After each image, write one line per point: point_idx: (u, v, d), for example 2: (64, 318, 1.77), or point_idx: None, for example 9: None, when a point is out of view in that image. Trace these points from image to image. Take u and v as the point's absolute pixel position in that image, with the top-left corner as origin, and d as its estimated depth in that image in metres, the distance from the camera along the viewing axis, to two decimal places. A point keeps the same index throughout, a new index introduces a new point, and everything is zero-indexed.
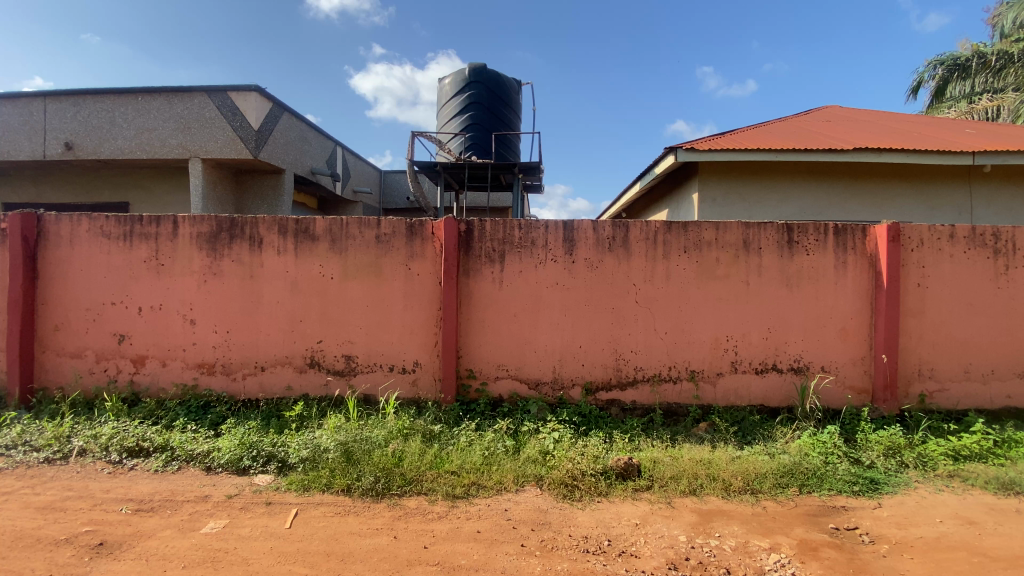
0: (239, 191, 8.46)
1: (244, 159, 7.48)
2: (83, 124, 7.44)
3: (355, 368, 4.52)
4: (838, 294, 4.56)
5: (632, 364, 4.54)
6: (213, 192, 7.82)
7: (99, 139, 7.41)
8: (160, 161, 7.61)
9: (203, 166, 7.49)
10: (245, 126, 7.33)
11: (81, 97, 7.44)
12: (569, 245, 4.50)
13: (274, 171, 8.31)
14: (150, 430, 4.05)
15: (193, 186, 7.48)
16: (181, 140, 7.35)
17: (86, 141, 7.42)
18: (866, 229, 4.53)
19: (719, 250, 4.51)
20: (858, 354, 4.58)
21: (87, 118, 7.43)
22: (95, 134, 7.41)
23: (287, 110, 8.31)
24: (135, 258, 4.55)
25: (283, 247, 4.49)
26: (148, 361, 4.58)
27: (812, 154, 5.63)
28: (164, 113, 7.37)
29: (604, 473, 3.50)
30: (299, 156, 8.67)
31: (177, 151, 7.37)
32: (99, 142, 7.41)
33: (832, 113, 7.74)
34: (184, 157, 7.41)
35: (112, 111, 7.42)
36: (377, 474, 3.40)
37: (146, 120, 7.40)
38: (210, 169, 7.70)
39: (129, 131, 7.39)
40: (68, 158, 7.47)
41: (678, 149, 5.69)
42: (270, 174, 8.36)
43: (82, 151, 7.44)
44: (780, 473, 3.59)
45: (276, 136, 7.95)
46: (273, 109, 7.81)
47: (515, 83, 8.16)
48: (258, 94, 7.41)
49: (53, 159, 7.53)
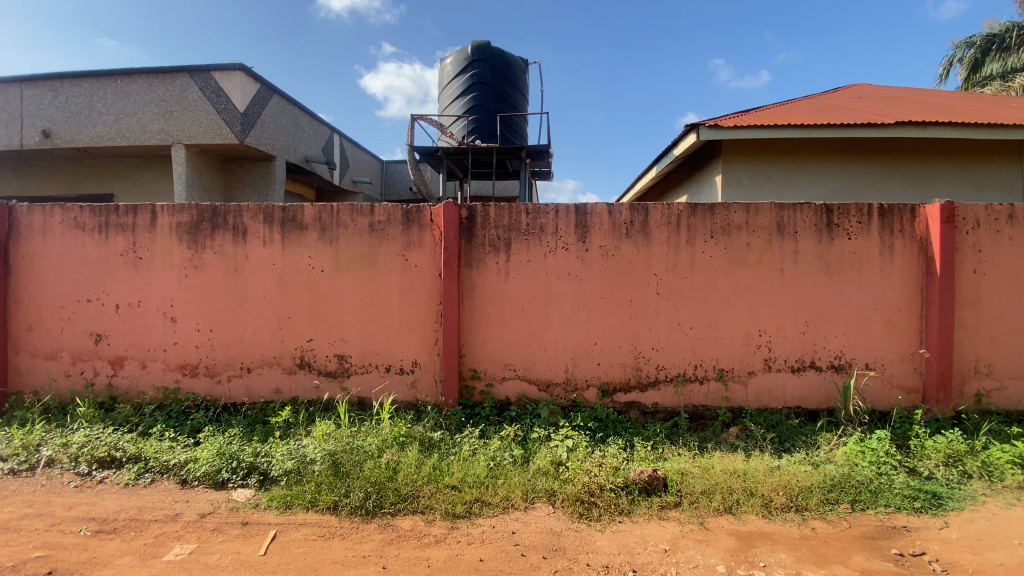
0: (232, 181, 8.12)
1: (231, 145, 7.11)
2: (61, 110, 7.14)
3: (348, 369, 4.13)
4: (883, 283, 4.07)
5: (653, 363, 4.09)
6: (200, 181, 7.51)
7: (79, 126, 7.11)
8: (144, 149, 7.29)
9: (186, 152, 7.15)
10: (229, 108, 6.94)
11: (58, 82, 7.15)
12: (582, 231, 4.06)
13: (264, 158, 7.96)
14: (123, 438, 3.70)
15: (176, 174, 7.16)
16: (163, 125, 7.02)
17: (65, 128, 7.13)
18: (915, 210, 4.05)
19: (750, 234, 4.04)
20: (907, 350, 4.09)
21: (65, 104, 7.14)
22: (73, 120, 7.11)
23: (278, 93, 7.91)
24: (112, 252, 4.22)
25: (270, 237, 4.12)
26: (127, 362, 4.24)
27: (849, 129, 5.12)
28: (146, 96, 7.03)
29: (625, 488, 3.06)
30: (292, 142, 8.30)
31: (160, 136, 7.04)
32: (78, 129, 7.11)
33: (862, 89, 7.17)
34: (167, 144, 7.07)
35: (90, 96, 7.10)
36: (367, 490, 3.00)
37: (126, 104, 7.06)
38: (195, 156, 7.36)
39: (110, 117, 7.07)
40: (46, 147, 7.21)
41: (701, 125, 5.20)
42: (261, 161, 8.01)
43: (60, 139, 7.16)
44: (827, 486, 3.13)
45: (265, 120, 7.55)
46: (261, 91, 7.39)
47: (521, 61, 7.71)
48: (243, 74, 6.99)
49: (32, 148, 7.27)
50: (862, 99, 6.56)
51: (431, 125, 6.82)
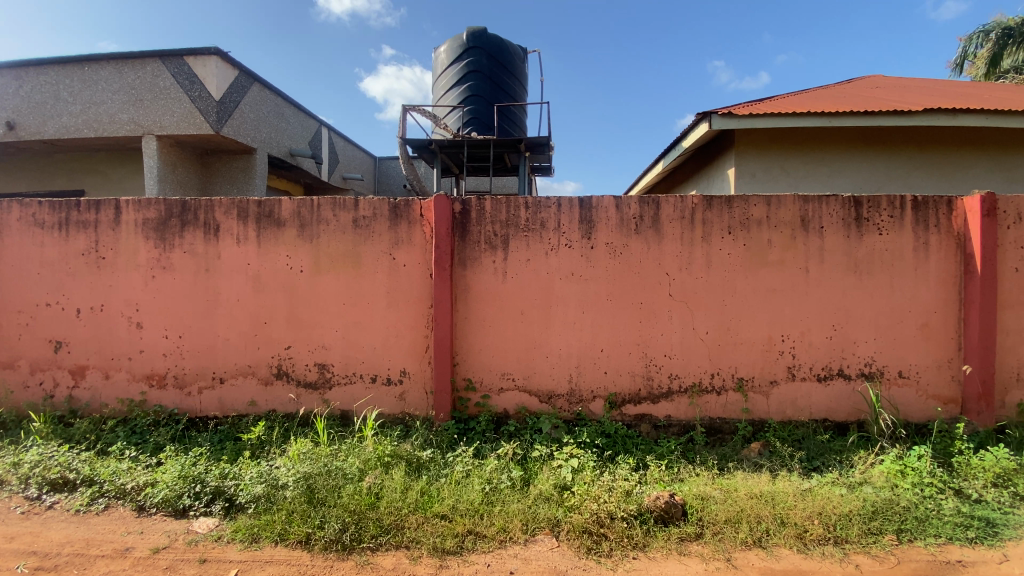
0: (210, 176, 7.78)
1: (207, 136, 6.74)
2: (26, 100, 6.80)
3: (330, 380, 3.76)
4: (917, 283, 3.70)
5: (665, 372, 3.72)
6: (173, 176, 7.16)
7: (44, 117, 6.78)
8: (113, 140, 6.94)
9: (159, 144, 6.79)
10: (204, 96, 6.57)
11: (23, 70, 6.80)
12: (587, 226, 3.70)
13: (244, 151, 7.60)
14: (79, 458, 3.33)
15: (147, 167, 6.81)
16: (133, 115, 6.67)
17: (29, 119, 6.80)
18: (951, 203, 3.68)
19: (771, 230, 3.68)
20: (944, 356, 3.72)
21: (30, 94, 6.79)
22: (38, 111, 6.78)
23: (259, 82, 7.54)
24: (73, 251, 3.86)
25: (244, 235, 3.75)
26: (89, 372, 3.88)
27: (873, 118, 4.75)
28: (114, 83, 6.68)
29: (639, 516, 2.69)
30: (274, 134, 7.94)
31: (130, 127, 6.69)
32: (43, 120, 6.77)
33: (878, 79, 6.81)
34: (137, 134, 6.71)
35: (56, 84, 6.75)
36: (345, 521, 2.63)
37: (94, 92, 6.71)
38: (168, 149, 7.01)
39: (77, 106, 6.72)
40: (10, 139, 6.87)
41: (713, 114, 4.84)
42: (240, 154, 7.66)
43: (25, 131, 6.82)
44: (868, 514, 2.76)
45: (244, 109, 7.18)
46: (239, 79, 7.02)
47: (520, 49, 7.38)
48: (218, 59, 6.62)
49: None
50: (880, 88, 6.19)
51: (425, 117, 6.46)
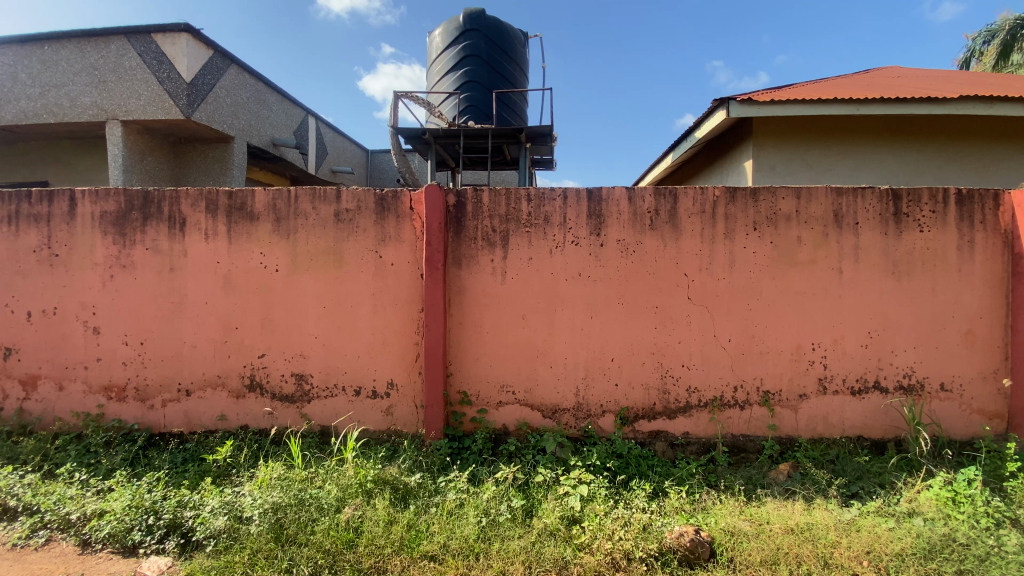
0: (184, 167, 7.39)
1: (178, 121, 6.34)
2: None
3: (308, 393, 3.37)
4: (961, 286, 3.33)
5: (683, 384, 3.35)
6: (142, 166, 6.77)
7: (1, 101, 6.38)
8: (75, 127, 6.54)
9: (124, 130, 6.39)
10: (173, 78, 6.16)
11: None
12: (596, 221, 3.31)
13: (221, 140, 7.23)
14: (22, 481, 2.93)
15: (112, 156, 6.41)
16: (96, 99, 6.28)
17: None
18: (999, 196, 3.31)
19: (802, 226, 3.30)
20: (990, 367, 3.36)
21: None
22: None
23: (238, 65, 7.12)
24: (22, 248, 3.46)
25: (213, 230, 3.36)
26: (41, 382, 3.49)
27: (905, 106, 4.38)
28: (75, 64, 6.26)
29: (659, 557, 2.32)
30: (254, 122, 7.53)
31: (93, 111, 6.30)
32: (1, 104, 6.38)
33: (899, 68, 6.42)
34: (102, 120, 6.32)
35: (14, 65, 6.33)
36: (317, 565, 2.24)
37: (54, 74, 6.30)
38: (135, 136, 6.61)
39: (35, 90, 6.32)
40: None
41: (731, 101, 4.46)
42: (217, 143, 7.28)
43: None
44: (923, 553, 2.38)
45: (219, 93, 6.76)
46: (214, 59, 6.60)
47: (520, 33, 6.99)
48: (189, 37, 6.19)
49: None
50: (903, 77, 5.81)
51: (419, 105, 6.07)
